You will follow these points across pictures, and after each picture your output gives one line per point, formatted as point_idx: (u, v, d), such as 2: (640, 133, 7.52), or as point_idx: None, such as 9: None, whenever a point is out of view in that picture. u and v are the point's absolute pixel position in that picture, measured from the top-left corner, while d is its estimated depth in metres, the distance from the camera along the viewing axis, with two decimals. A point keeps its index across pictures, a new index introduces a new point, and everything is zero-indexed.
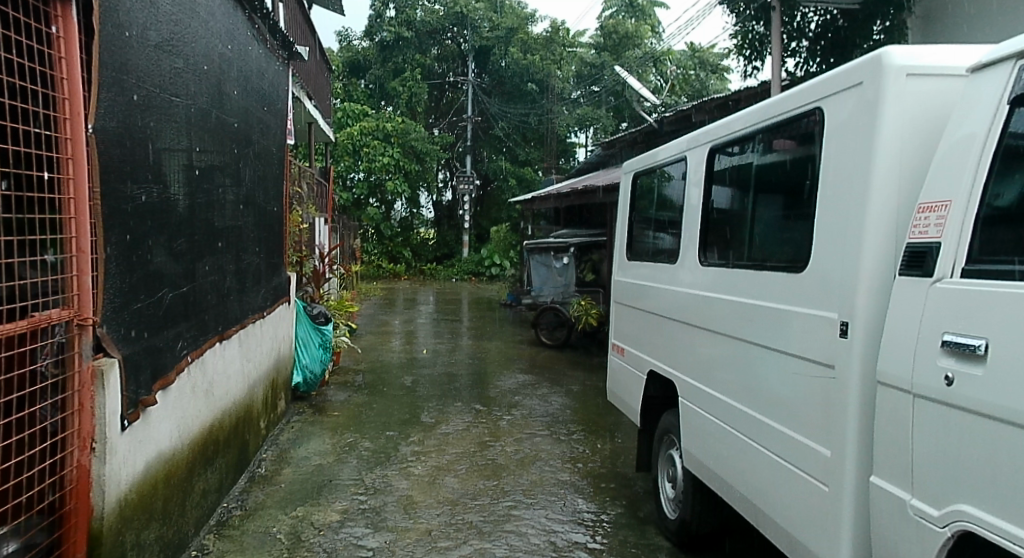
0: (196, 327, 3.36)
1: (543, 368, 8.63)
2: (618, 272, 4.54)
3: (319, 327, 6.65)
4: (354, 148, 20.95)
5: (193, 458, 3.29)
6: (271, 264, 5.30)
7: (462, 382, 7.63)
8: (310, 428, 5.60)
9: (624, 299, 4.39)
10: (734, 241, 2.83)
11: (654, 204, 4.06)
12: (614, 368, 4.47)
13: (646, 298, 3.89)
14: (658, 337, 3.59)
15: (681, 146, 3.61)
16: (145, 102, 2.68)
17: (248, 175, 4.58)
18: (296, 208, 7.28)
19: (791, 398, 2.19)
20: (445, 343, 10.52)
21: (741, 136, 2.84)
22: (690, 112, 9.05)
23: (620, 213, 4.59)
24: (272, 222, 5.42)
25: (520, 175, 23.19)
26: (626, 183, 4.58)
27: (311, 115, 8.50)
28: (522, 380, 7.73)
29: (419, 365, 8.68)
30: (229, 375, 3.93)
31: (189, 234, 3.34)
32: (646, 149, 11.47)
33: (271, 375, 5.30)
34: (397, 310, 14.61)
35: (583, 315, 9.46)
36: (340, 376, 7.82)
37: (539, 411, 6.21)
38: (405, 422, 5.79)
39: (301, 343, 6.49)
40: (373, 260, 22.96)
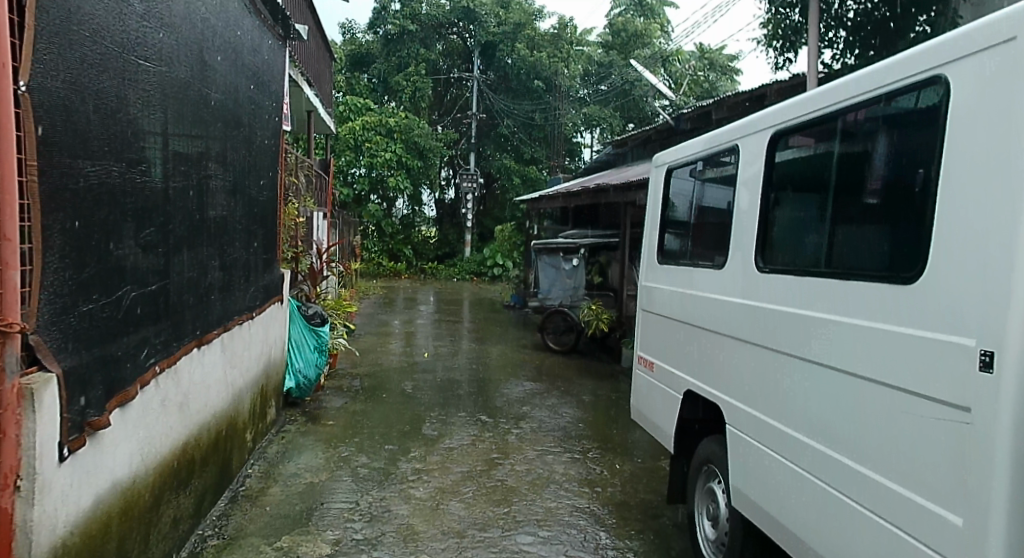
0: (169, 331, 2.91)
1: (550, 375, 8.18)
2: (646, 276, 4.11)
3: (315, 328, 6.20)
4: (355, 143, 20.51)
5: (164, 482, 2.85)
6: (262, 259, 4.85)
7: (465, 389, 7.19)
8: (302, 439, 5.15)
9: (653, 305, 3.95)
10: (807, 244, 2.39)
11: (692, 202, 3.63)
12: (641, 382, 4.04)
13: (682, 306, 3.46)
14: (698, 351, 3.16)
15: (730, 135, 3.16)
16: (103, 61, 2.23)
17: (237, 161, 4.14)
18: (292, 200, 6.84)
19: (895, 444, 1.76)
20: (446, 346, 10.08)
21: (817, 119, 2.40)
22: (710, 108, 8.63)
23: (649, 212, 4.15)
24: (264, 213, 4.98)
25: (525, 174, 22.75)
26: (656, 178, 4.14)
27: (310, 103, 8.05)
28: (530, 389, 7.30)
29: (420, 369, 8.24)
30: (208, 384, 3.48)
31: (163, 222, 2.90)
32: (659, 148, 11.05)
33: (261, 381, 4.86)
34: (397, 310, 14.16)
35: (593, 321, 8.96)
36: (337, 379, 7.39)
37: (549, 424, 5.77)
38: (405, 435, 5.34)
39: (296, 347, 6.04)
40: (373, 257, 22.52)
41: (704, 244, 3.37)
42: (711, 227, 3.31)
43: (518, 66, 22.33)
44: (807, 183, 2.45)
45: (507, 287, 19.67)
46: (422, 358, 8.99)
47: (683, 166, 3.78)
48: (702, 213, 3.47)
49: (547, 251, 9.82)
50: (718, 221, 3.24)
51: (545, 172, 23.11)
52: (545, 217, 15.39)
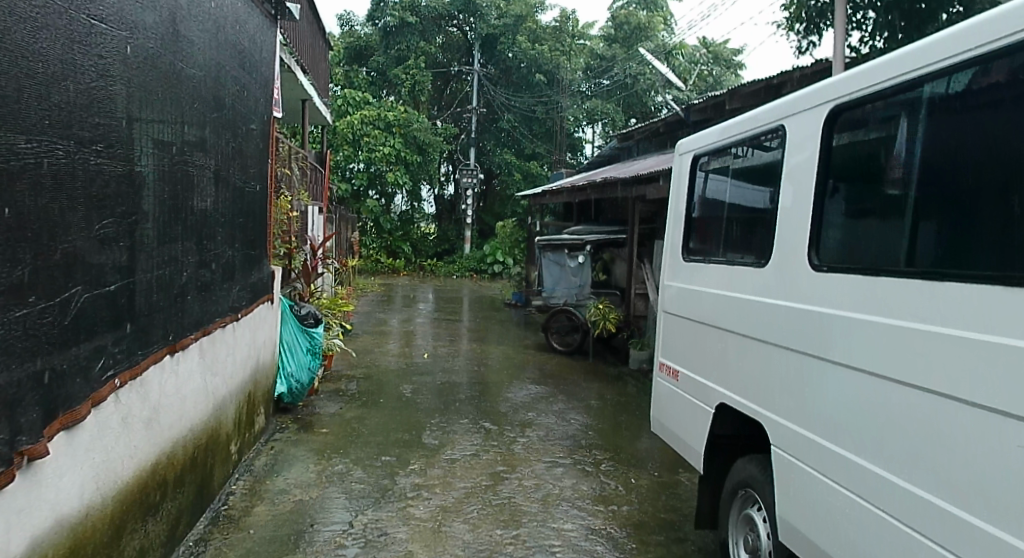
0: (135, 337, 2.55)
1: (555, 378, 7.82)
2: (670, 275, 3.76)
3: (308, 329, 5.84)
4: (353, 137, 20.14)
5: (129, 510, 2.50)
6: (249, 255, 4.48)
7: (467, 393, 6.83)
8: (293, 450, 4.79)
9: (677, 307, 3.62)
10: (878, 239, 2.03)
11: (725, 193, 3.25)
12: (662, 391, 3.71)
13: (710, 308, 3.13)
14: (730, 359, 2.85)
15: (773, 118, 2.80)
16: (42, 16, 1.86)
17: (220, 148, 3.79)
18: (285, 192, 6.48)
19: (1004, 485, 1.43)
20: (446, 346, 9.71)
21: (890, 92, 2.04)
22: (722, 99, 8.28)
23: (672, 205, 3.81)
24: (252, 206, 4.61)
25: (526, 170, 22.37)
26: (681, 168, 3.78)
27: (304, 91, 7.67)
28: (535, 393, 6.94)
29: (419, 371, 7.87)
30: (184, 396, 3.13)
31: (128, 212, 2.53)
32: (666, 141, 10.71)
33: (248, 387, 4.51)
34: (396, 308, 13.80)
35: (601, 320, 8.53)
36: (332, 383, 7.02)
37: (557, 433, 5.43)
38: (403, 445, 4.98)
39: (287, 349, 5.68)
40: (372, 253, 22.14)
41: (741, 240, 3.01)
42: (750, 221, 2.94)
43: (518, 60, 21.95)
44: (876, 169, 2.09)
45: (507, 285, 19.30)
46: (421, 359, 8.62)
47: (713, 154, 3.41)
48: (738, 205, 3.10)
49: (551, 249, 9.48)
50: (759, 214, 2.88)
51: (546, 168, 22.73)
52: (548, 214, 15.03)
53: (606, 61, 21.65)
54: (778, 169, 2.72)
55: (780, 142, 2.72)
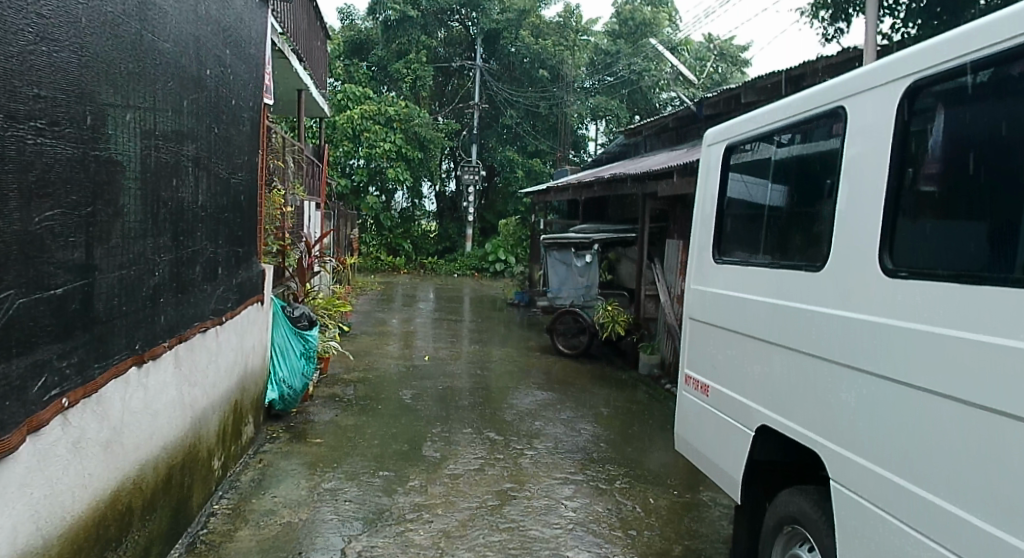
0: (91, 348, 2.20)
1: (561, 383, 7.48)
2: (697, 278, 3.41)
3: (301, 332, 5.48)
4: (353, 132, 19.80)
5: (83, 549, 2.15)
6: (235, 252, 4.13)
7: (470, 399, 6.48)
8: (283, 463, 4.44)
9: (704, 314, 3.28)
10: (987, 241, 1.64)
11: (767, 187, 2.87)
12: (687, 405, 3.38)
13: (744, 317, 2.80)
14: (771, 376, 2.52)
15: (829, 98, 2.41)
16: None
17: (201, 134, 3.44)
18: (278, 186, 6.13)
19: None
20: (447, 348, 9.37)
21: (999, 57, 1.63)
22: (738, 92, 7.94)
23: (702, 200, 3.45)
24: (239, 200, 4.26)
25: (529, 167, 21.99)
26: (712, 159, 3.40)
27: (299, 80, 7.31)
28: (541, 399, 6.59)
29: (419, 374, 7.53)
30: (156, 411, 2.78)
31: (82, 204, 2.17)
32: (676, 137, 10.36)
33: (234, 396, 4.16)
34: (395, 307, 13.45)
35: (610, 323, 8.24)
36: (328, 387, 6.68)
37: (566, 445, 5.09)
38: (402, 458, 4.64)
39: (279, 353, 5.34)
40: (371, 251, 21.79)
41: (788, 240, 2.64)
42: (800, 218, 2.58)
43: (521, 55, 21.59)
44: (984, 153, 1.68)
45: (509, 284, 18.97)
46: (421, 361, 8.28)
47: (751, 142, 3.03)
48: (785, 201, 2.72)
49: (556, 247, 9.12)
50: (810, 209, 2.51)
51: (549, 165, 22.38)
52: (552, 212, 14.67)
53: (611, 57, 21.34)
54: (837, 157, 2.33)
55: (840, 125, 2.33)
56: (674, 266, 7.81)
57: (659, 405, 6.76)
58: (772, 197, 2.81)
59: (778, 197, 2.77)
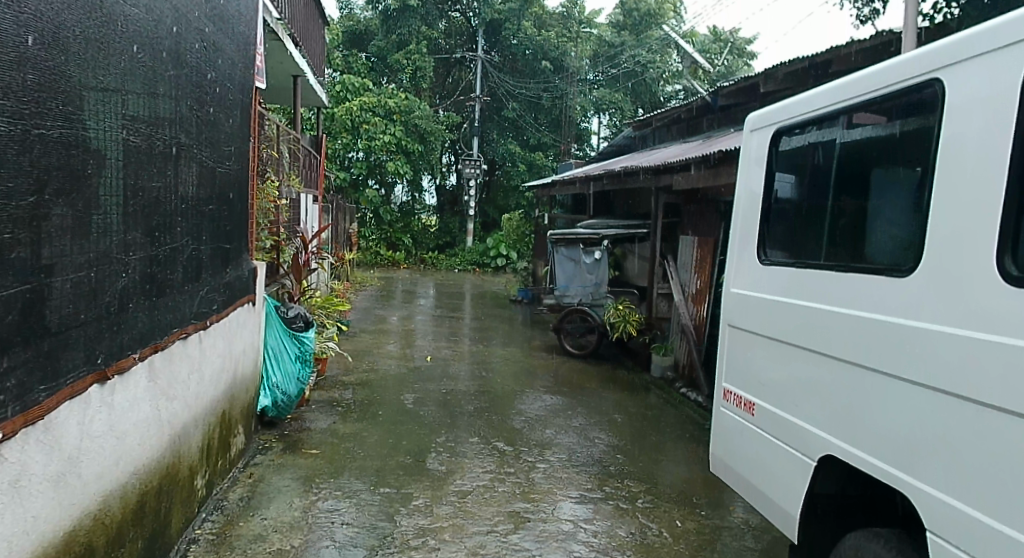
0: (36, 367, 1.82)
1: (570, 386, 7.13)
2: (737, 280, 3.04)
3: (296, 335, 5.12)
4: (352, 124, 19.41)
5: None
6: (222, 248, 3.76)
7: (475, 404, 6.13)
8: (275, 478, 4.08)
9: (745, 321, 2.92)
10: None
11: (832, 176, 2.51)
12: (725, 423, 3.02)
13: (801, 327, 2.44)
14: (842, 397, 2.17)
15: (922, 69, 2.05)
16: None
17: (184, 118, 3.08)
18: (271, 177, 5.76)
19: None
20: (449, 347, 9.03)
21: None
22: (757, 81, 7.58)
23: (743, 192, 3.08)
24: (228, 191, 3.89)
25: (531, 161, 21.59)
26: (754, 145, 3.02)
27: (295, 66, 6.93)
28: (550, 405, 6.24)
29: (421, 376, 7.18)
30: (124, 432, 2.40)
31: (26, 190, 1.79)
32: (687, 129, 9.99)
33: (222, 406, 3.79)
34: (396, 304, 13.10)
35: (621, 323, 7.89)
36: (325, 391, 6.33)
37: (580, 457, 4.75)
38: (404, 473, 4.28)
39: (273, 356, 4.97)
40: (371, 245, 21.42)
41: (863, 239, 2.28)
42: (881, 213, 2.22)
43: (524, 46, 21.18)
44: None
45: (511, 280, 18.61)
46: (423, 362, 7.93)
47: (808, 125, 2.65)
48: (857, 192, 2.36)
49: (563, 244, 8.76)
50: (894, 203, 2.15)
51: (552, 159, 21.98)
52: (556, 206, 14.29)
53: (614, 49, 20.96)
54: (933, 139, 1.97)
55: (936, 100, 1.97)
56: (689, 263, 7.45)
57: (674, 412, 6.41)
58: (841, 187, 2.45)
59: (847, 188, 2.41)
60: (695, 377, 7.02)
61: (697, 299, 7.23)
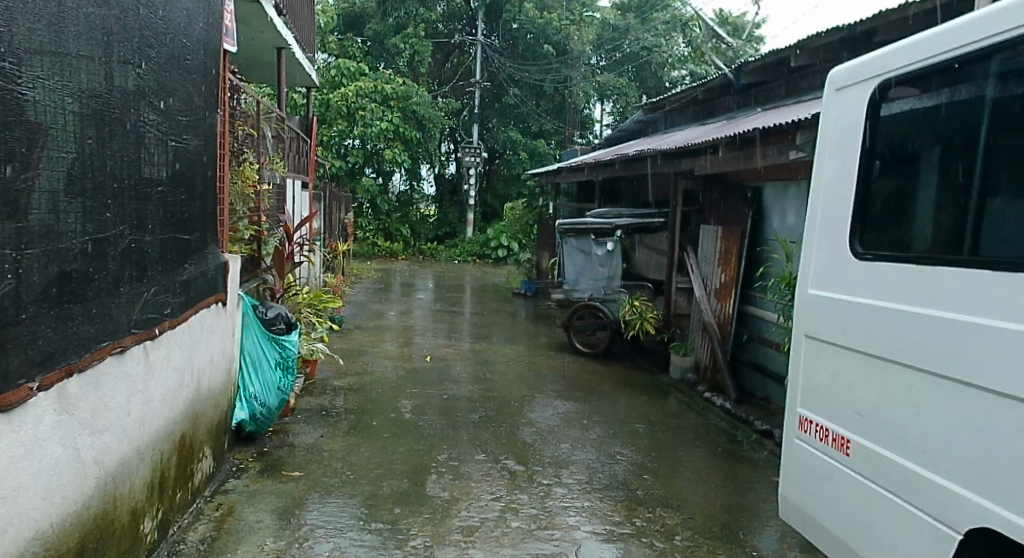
0: None
1: (582, 390, 6.55)
2: (817, 280, 2.39)
3: (277, 339, 4.45)
4: (348, 111, 18.76)
5: None
6: (180, 239, 3.13)
7: (480, 412, 5.54)
8: (248, 510, 3.48)
9: (833, 333, 2.25)
10: None
11: (970, 146, 1.83)
12: (804, 461, 2.36)
13: (929, 346, 1.80)
14: (1012, 451, 1.53)
15: None
16: None
17: (127, 78, 2.49)
18: (250, 159, 5.14)
19: None
20: (450, 345, 8.46)
21: None
22: (786, 55, 6.98)
23: (824, 169, 2.40)
24: (187, 170, 3.26)
25: (532, 148, 20.90)
26: (841, 109, 2.33)
27: (279, 37, 6.27)
28: (563, 414, 5.65)
29: (420, 379, 6.59)
30: (16, 488, 1.78)
31: None
32: (703, 111, 9.38)
33: (180, 429, 3.16)
34: (394, 297, 12.50)
35: (637, 321, 7.28)
36: (314, 398, 5.73)
37: (600, 477, 4.19)
38: (400, 500, 3.68)
39: (249, 363, 4.36)
40: (368, 236, 20.79)
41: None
42: None
43: (525, 30, 20.44)
44: None
45: (512, 272, 17.99)
46: (422, 362, 7.35)
47: (929, 81, 1.98)
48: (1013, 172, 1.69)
49: (573, 234, 8.09)
50: None
51: (554, 146, 21.28)
52: (562, 195, 13.64)
53: (618, 33, 20.28)
54: None
55: None
56: (712, 256, 6.82)
57: (698, 419, 5.81)
58: (983, 161, 1.78)
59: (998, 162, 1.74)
60: (719, 380, 6.44)
61: (721, 295, 6.61)
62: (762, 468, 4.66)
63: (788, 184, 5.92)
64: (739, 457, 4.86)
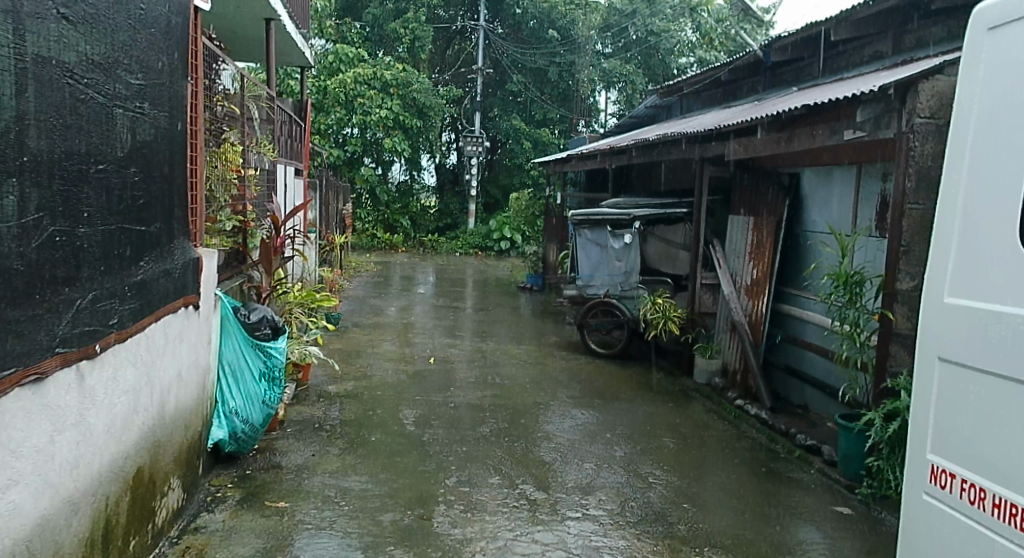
0: None
1: (601, 397, 5.98)
2: (958, 287, 1.81)
3: (261, 347, 3.87)
4: (346, 98, 18.17)
5: None
6: (132, 229, 2.53)
7: (491, 424, 5.00)
8: (222, 554, 2.91)
9: (983, 357, 1.67)
10: None
11: None
12: (938, 526, 1.79)
13: None
14: None
15: None
16: None
17: (59, 19, 1.92)
18: (232, 140, 4.55)
19: None
20: (455, 344, 7.92)
21: None
22: (826, 28, 6.41)
23: (969, 137, 1.82)
24: (145, 146, 2.67)
25: (536, 137, 20.24)
26: (996, 58, 1.75)
27: (268, 7, 5.70)
28: (583, 427, 5.08)
29: (423, 384, 6.02)
30: None
31: None
32: (727, 94, 8.81)
33: (134, 464, 2.57)
34: (393, 292, 11.91)
35: (660, 320, 6.71)
36: (305, 408, 5.16)
37: (633, 508, 3.65)
38: (403, 540, 3.13)
39: (230, 375, 3.80)
40: (367, 228, 20.19)
41: None
42: None
43: (529, 15, 19.77)
44: None
45: (515, 266, 17.37)
46: (425, 364, 6.81)
47: None
48: None
49: (588, 226, 7.55)
50: None
51: (558, 135, 20.62)
52: (570, 185, 13.03)
53: (626, 17, 19.61)
54: None
55: None
56: (742, 249, 6.27)
57: (732, 430, 5.24)
58: None
59: None
60: (751, 385, 5.89)
61: (752, 292, 6.06)
62: (813, 492, 4.09)
63: (832, 169, 5.34)
64: (785, 478, 4.29)
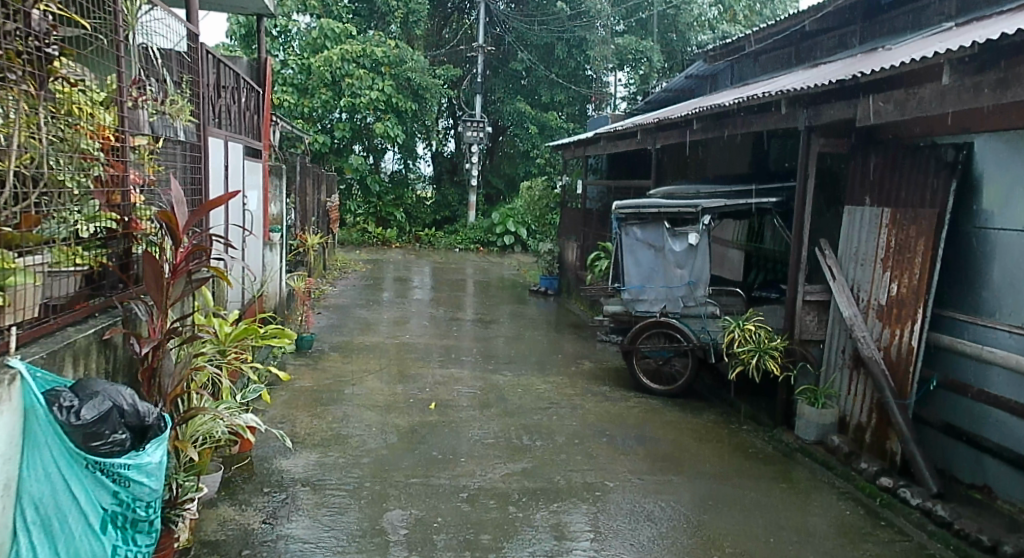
0: None
1: (676, 470, 4.15)
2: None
3: (108, 467, 2.01)
4: (331, 78, 16.17)
5: None
6: None
7: (529, 543, 3.14)
8: None
9: None
10: None
11: None
12: None
13: None
14: None
15: None
16: None
17: None
18: (89, 84, 2.66)
19: None
20: (463, 377, 6.06)
21: None
22: None
23: None
24: None
25: (543, 122, 18.31)
26: None
27: None
28: (670, 541, 3.24)
29: (419, 454, 4.15)
30: None
31: None
32: (810, 54, 6.93)
33: None
34: (384, 298, 10.05)
35: (751, 355, 4.85)
36: (235, 512, 3.29)
37: None
38: None
39: (38, 523, 1.94)
40: (357, 221, 18.28)
41: None
42: None
43: None
44: None
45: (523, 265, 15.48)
46: (422, 413, 4.96)
47: None
48: None
49: (638, 221, 5.77)
50: None
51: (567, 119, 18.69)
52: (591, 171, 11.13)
53: None
54: None
55: None
56: (871, 254, 4.41)
57: (895, 539, 3.39)
58: None
59: None
60: (896, 453, 4.06)
61: (890, 317, 4.21)
62: None
63: None
64: None
